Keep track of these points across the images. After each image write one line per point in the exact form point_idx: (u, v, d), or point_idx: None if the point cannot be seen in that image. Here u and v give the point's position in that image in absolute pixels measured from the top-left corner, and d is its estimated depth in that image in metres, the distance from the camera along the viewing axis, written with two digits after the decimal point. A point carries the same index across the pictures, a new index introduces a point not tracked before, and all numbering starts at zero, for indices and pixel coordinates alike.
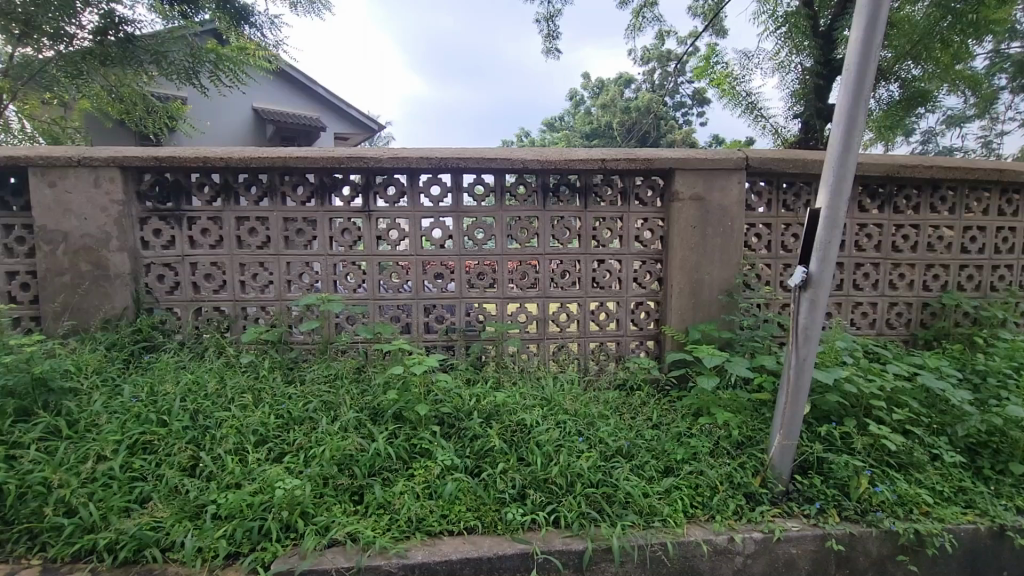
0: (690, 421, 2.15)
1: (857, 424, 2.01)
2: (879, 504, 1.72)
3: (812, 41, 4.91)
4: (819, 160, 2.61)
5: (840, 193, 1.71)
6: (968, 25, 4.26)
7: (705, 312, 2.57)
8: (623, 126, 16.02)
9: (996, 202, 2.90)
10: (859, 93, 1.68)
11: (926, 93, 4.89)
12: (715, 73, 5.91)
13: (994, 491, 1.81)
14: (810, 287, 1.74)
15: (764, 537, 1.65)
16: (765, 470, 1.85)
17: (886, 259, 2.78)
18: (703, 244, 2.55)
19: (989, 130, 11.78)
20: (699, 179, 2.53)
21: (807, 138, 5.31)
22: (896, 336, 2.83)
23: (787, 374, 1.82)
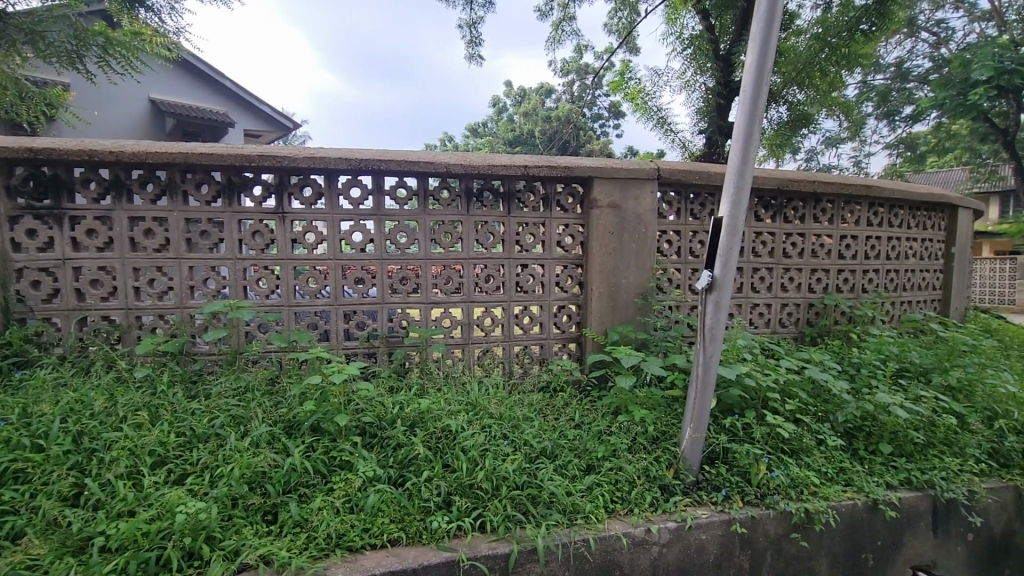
0: (609, 420, 2.24)
1: (755, 415, 2.19)
2: (776, 487, 1.89)
3: (714, 63, 5.37)
4: (721, 173, 2.84)
5: (739, 203, 1.87)
6: (841, 56, 4.88)
7: (622, 314, 2.69)
8: (545, 134, 16.45)
9: (865, 214, 3.31)
10: (754, 112, 1.84)
11: (808, 116, 5.47)
12: (629, 88, 6.23)
13: (867, 469, 2.05)
14: (714, 290, 1.89)
15: (677, 526, 1.75)
16: (677, 462, 1.97)
17: (778, 264, 3.07)
18: (619, 250, 2.67)
19: (859, 152, 13.46)
20: (615, 188, 2.66)
21: (711, 152, 5.78)
22: (787, 333, 3.12)
23: (695, 371, 1.96)
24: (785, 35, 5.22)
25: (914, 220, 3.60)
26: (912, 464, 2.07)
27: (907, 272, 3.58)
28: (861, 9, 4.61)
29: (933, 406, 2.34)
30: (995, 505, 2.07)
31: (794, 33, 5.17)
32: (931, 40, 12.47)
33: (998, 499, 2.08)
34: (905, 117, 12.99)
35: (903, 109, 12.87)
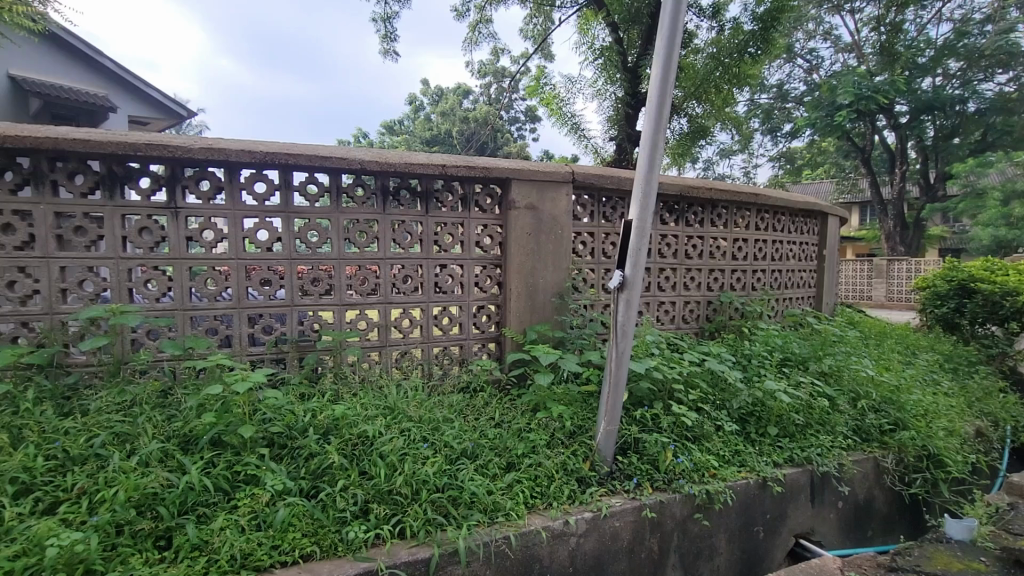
0: (529, 417, 2.28)
1: (662, 406, 2.34)
2: (681, 472, 2.03)
3: (623, 74, 5.67)
4: (630, 178, 3.00)
5: (647, 207, 1.99)
6: (733, 75, 5.36)
7: (540, 313, 2.76)
8: (463, 135, 16.42)
9: (753, 220, 3.65)
10: (659, 122, 1.97)
11: (705, 128, 5.92)
12: (545, 93, 6.40)
13: (758, 450, 2.27)
14: (625, 289, 1.99)
15: (594, 515, 1.83)
16: (593, 455, 2.05)
17: (681, 264, 3.30)
18: (537, 251, 2.74)
19: (749, 164, 14.83)
20: (532, 189, 2.71)
21: (620, 158, 6.10)
22: (689, 329, 3.36)
23: (608, 367, 2.05)
24: (685, 52, 5.61)
25: (794, 225, 4.04)
26: (795, 444, 2.32)
27: (788, 272, 4.00)
28: (748, 34, 5.15)
29: (810, 390, 2.65)
30: (859, 475, 2.37)
31: (693, 51, 5.58)
32: (805, 66, 14.04)
33: (861, 469, 2.38)
34: (785, 133, 14.51)
35: (784, 126, 14.36)
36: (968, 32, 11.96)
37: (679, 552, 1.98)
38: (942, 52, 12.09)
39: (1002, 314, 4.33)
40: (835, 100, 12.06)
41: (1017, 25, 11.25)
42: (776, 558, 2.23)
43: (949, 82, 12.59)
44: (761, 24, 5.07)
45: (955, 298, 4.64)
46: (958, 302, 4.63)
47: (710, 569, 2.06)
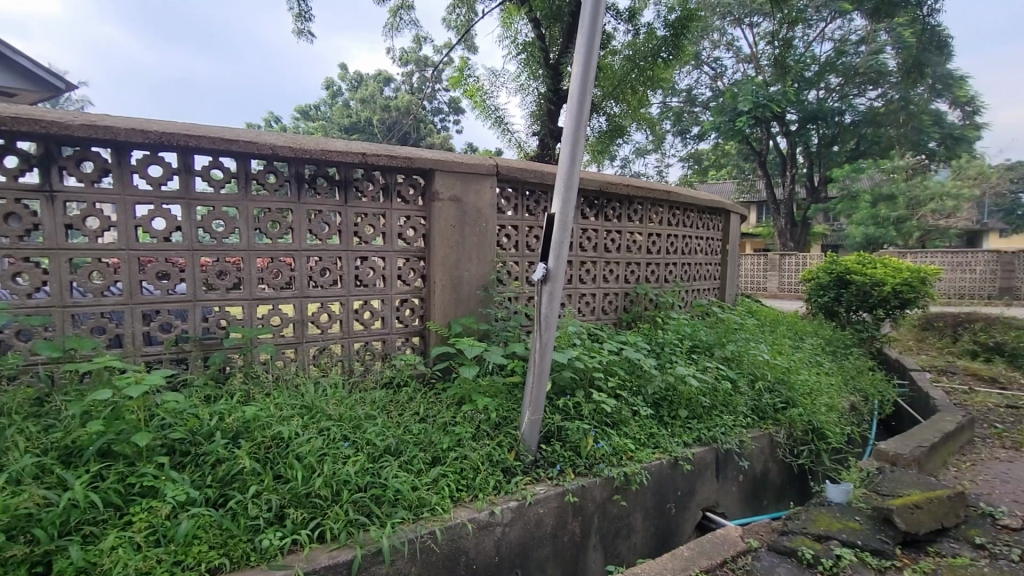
0: (454, 410, 2.27)
1: (583, 394, 2.43)
2: (601, 456, 2.12)
3: (545, 71, 5.76)
4: (552, 173, 3.06)
5: (569, 201, 2.04)
6: (647, 77, 5.63)
7: (465, 306, 2.75)
8: (384, 124, 15.91)
9: (666, 216, 3.87)
10: (580, 119, 2.02)
11: (622, 128, 6.16)
12: (468, 85, 6.34)
13: (671, 432, 2.42)
14: (548, 281, 2.04)
15: (518, 504, 1.86)
16: (518, 445, 2.09)
17: (601, 257, 3.43)
18: (461, 244, 2.72)
19: (661, 163, 15.68)
20: (456, 181, 2.69)
21: (543, 153, 6.21)
22: (608, 320, 3.51)
23: (532, 358, 2.09)
24: (603, 52, 5.79)
25: (702, 221, 4.33)
26: (702, 424, 2.50)
27: (696, 265, 4.29)
28: (661, 40, 5.43)
29: (716, 374, 2.86)
30: (757, 450, 2.60)
31: (611, 52, 5.78)
32: (711, 73, 15.06)
33: (759, 445, 2.62)
34: (693, 136, 15.49)
35: (693, 129, 15.34)
36: (845, 51, 13.41)
37: (599, 533, 2.07)
38: (825, 67, 13.47)
39: (871, 302, 4.92)
40: (736, 106, 13.05)
41: (884, 48, 12.74)
42: (687, 532, 2.39)
43: (830, 95, 14.07)
44: (673, 30, 5.34)
45: (834, 289, 5.20)
46: (836, 292, 5.19)
47: (628, 547, 2.17)
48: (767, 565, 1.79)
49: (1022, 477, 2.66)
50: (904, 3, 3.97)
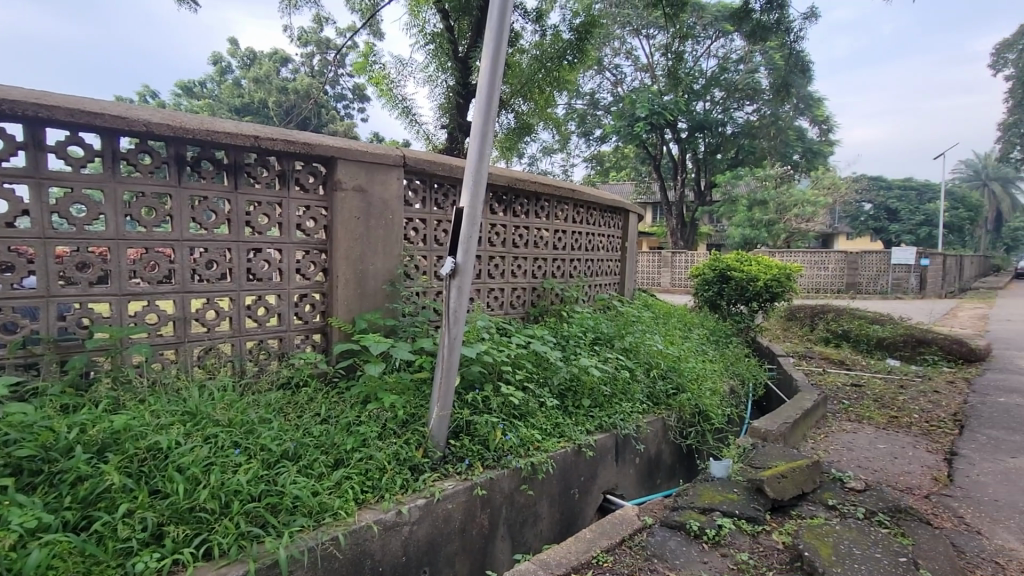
0: (359, 409, 2.18)
1: (492, 387, 2.45)
2: (508, 448, 2.15)
3: (453, 63, 5.71)
4: (461, 166, 3.04)
5: (477, 195, 2.04)
6: (553, 78, 5.80)
7: (371, 301, 2.65)
8: (280, 107, 14.85)
9: (570, 213, 4.02)
10: (488, 114, 2.02)
11: (530, 126, 6.29)
12: (373, 72, 6.10)
13: (574, 421, 2.52)
14: (457, 276, 2.02)
15: (426, 501, 1.84)
16: (425, 442, 2.06)
17: (509, 252, 3.47)
18: (366, 236, 2.62)
19: (566, 162, 16.27)
20: (360, 171, 2.58)
21: (452, 147, 6.17)
22: (516, 314, 3.57)
23: (441, 353, 2.07)
24: (511, 50, 5.86)
25: (603, 219, 4.55)
26: (604, 412, 2.63)
27: (598, 261, 4.50)
28: (566, 43, 5.60)
29: (616, 364, 3.03)
30: (652, 434, 2.79)
31: (519, 51, 5.88)
32: (612, 79, 15.86)
33: (653, 429, 2.81)
34: (596, 137, 16.22)
35: (595, 131, 16.06)
36: (727, 68, 14.80)
37: (507, 524, 2.11)
38: (710, 82, 14.79)
39: (747, 296, 5.48)
40: (634, 112, 13.89)
41: (759, 68, 14.22)
42: (589, 516, 2.50)
43: (715, 107, 15.45)
44: (577, 35, 5.52)
45: (717, 284, 5.71)
46: (719, 287, 5.70)
47: (535, 534, 2.23)
48: (660, 540, 1.93)
49: (862, 444, 3.12)
50: (775, 28, 4.45)
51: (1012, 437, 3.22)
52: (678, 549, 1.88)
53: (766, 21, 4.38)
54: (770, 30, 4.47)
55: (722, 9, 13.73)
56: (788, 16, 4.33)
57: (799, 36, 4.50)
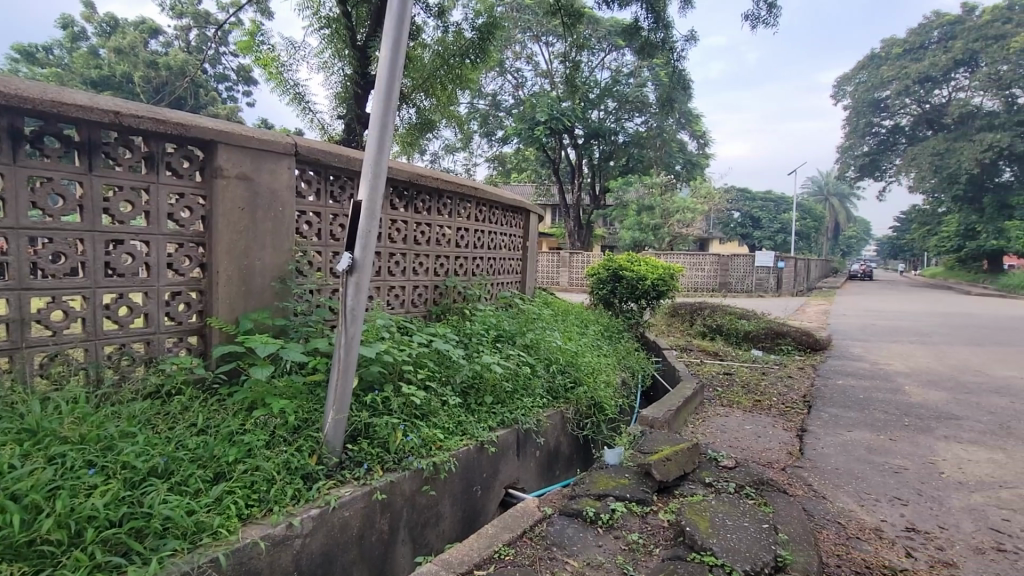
0: (243, 417, 2.00)
1: (392, 388, 2.38)
2: (410, 449, 2.10)
3: (352, 51, 5.46)
4: (359, 159, 2.91)
5: (377, 189, 1.96)
6: (455, 76, 5.76)
7: (258, 300, 2.44)
8: (148, 83, 13.22)
9: (473, 211, 4.03)
10: (388, 106, 1.95)
11: (432, 122, 6.21)
12: (260, 52, 5.62)
13: (477, 418, 2.52)
14: (355, 272, 1.93)
15: (320, 511, 1.73)
16: (320, 448, 1.95)
17: (410, 249, 3.39)
18: (252, 229, 2.41)
19: (468, 161, 16.32)
20: (245, 158, 2.37)
21: (349, 138, 5.90)
22: (418, 312, 3.49)
23: (337, 354, 1.96)
24: (413, 43, 5.73)
25: (505, 219, 4.62)
26: (506, 408, 2.67)
27: (500, 260, 4.56)
28: (468, 41, 5.59)
29: (517, 361, 3.09)
30: (552, 427, 2.89)
31: (420, 45, 5.79)
32: (513, 82, 16.17)
33: (553, 422, 2.90)
34: (498, 138, 16.45)
35: (497, 132, 16.28)
36: (619, 81, 15.73)
37: (407, 527, 2.05)
38: (604, 92, 15.59)
39: (637, 294, 5.87)
40: (535, 116, 14.30)
41: (646, 83, 15.30)
42: (491, 511, 2.52)
43: (608, 117, 16.35)
44: (479, 34, 5.52)
45: (611, 283, 6.04)
46: (612, 285, 6.03)
47: (437, 535, 2.20)
48: (559, 528, 2.01)
49: (733, 426, 3.48)
50: (661, 47, 4.78)
51: (848, 414, 3.80)
52: (575, 535, 1.96)
53: (653, 39, 4.69)
54: (656, 48, 4.79)
55: (614, 24, 14.56)
56: (672, 36, 4.66)
57: (681, 56, 4.88)
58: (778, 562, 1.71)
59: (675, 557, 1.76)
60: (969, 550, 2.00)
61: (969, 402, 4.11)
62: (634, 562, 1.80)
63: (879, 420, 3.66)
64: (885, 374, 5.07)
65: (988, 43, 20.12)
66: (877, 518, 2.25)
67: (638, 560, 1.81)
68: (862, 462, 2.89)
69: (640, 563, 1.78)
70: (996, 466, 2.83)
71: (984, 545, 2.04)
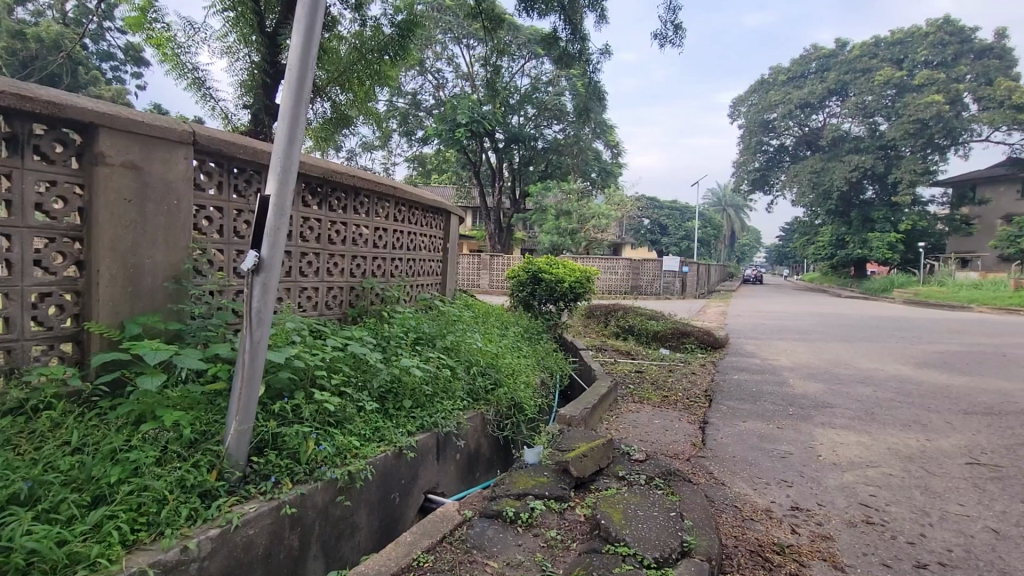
0: (128, 432, 1.80)
1: (303, 395, 2.25)
2: (322, 459, 1.99)
3: (260, 37, 5.12)
4: (267, 151, 2.73)
5: (287, 183, 1.84)
6: (374, 72, 5.59)
7: (148, 302, 2.20)
8: (10, 53, 11.56)
9: (392, 211, 3.93)
10: (300, 95, 1.84)
11: (348, 117, 6.00)
12: (153, 31, 5.08)
13: (395, 423, 2.45)
14: (262, 271, 1.81)
15: (220, 532, 1.58)
16: (221, 462, 1.79)
17: (324, 249, 3.24)
18: (140, 224, 2.18)
19: (385, 160, 15.92)
20: (133, 144, 2.14)
21: (255, 130, 5.53)
22: (332, 315, 3.34)
23: (241, 360, 1.82)
24: (328, 35, 5.51)
25: (425, 219, 4.54)
26: (425, 412, 2.62)
27: (420, 261, 4.48)
28: (387, 38, 5.44)
29: (437, 364, 3.05)
30: (472, 429, 2.87)
31: (336, 37, 5.57)
32: (434, 83, 16.03)
33: (473, 425, 2.89)
34: (418, 138, 16.20)
35: (417, 131, 16.04)
36: (538, 88, 16.08)
37: (320, 542, 1.93)
38: (524, 98, 15.86)
39: (555, 296, 6.04)
40: (455, 118, 14.26)
41: (564, 91, 15.80)
42: (410, 519, 2.44)
43: (527, 122, 16.66)
44: (398, 31, 5.39)
45: (530, 285, 6.13)
46: (531, 287, 6.13)
47: (352, 547, 2.09)
48: (480, 531, 2.00)
49: (644, 421, 3.68)
50: (578, 57, 4.93)
51: (743, 405, 4.16)
52: (496, 537, 1.97)
53: (571, 49, 4.82)
54: (573, 59, 4.95)
55: (533, 32, 14.88)
56: (588, 49, 4.83)
57: (596, 68, 5.08)
58: (684, 548, 1.82)
59: (592, 550, 1.82)
60: (843, 524, 2.26)
61: (841, 392, 4.65)
62: (552, 558, 1.83)
63: (769, 410, 4.05)
64: (774, 369, 5.60)
65: (855, 77, 22.97)
66: (768, 499, 2.48)
67: (556, 556, 1.84)
68: (754, 449, 3.17)
69: (558, 559, 1.82)
70: (862, 448, 3.23)
71: (855, 518, 2.31)
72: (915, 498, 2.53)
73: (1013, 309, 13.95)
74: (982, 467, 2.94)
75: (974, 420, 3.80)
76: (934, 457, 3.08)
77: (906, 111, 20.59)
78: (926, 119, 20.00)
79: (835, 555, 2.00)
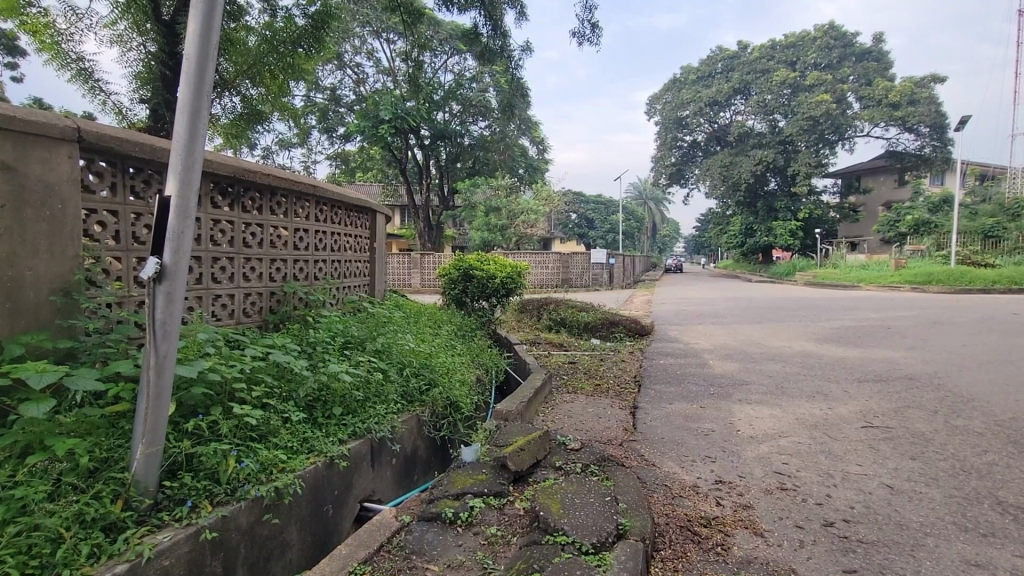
0: (13, 465, 1.60)
1: (221, 410, 2.09)
2: (245, 477, 1.87)
3: (155, 26, 4.63)
4: (167, 149, 2.51)
5: (190, 181, 1.70)
6: (287, 65, 5.27)
7: (30, 319, 1.95)
8: None
9: (313, 210, 3.75)
10: (201, 85, 1.69)
11: (260, 113, 5.69)
12: (28, 17, 4.48)
13: (325, 433, 2.34)
14: (164, 279, 1.65)
15: (131, 565, 1.44)
16: (126, 491, 1.63)
17: (238, 253, 3.03)
18: (17, 232, 1.93)
19: (307, 156, 15.30)
20: (4, 141, 1.89)
21: (156, 126, 5.10)
22: (251, 322, 3.13)
23: (146, 378, 1.65)
24: (233, 25, 5.11)
25: (349, 219, 4.38)
26: (357, 419, 2.52)
27: (346, 262, 4.32)
28: (300, 30, 5.13)
29: (366, 367, 2.95)
30: (408, 432, 2.81)
31: (243, 28, 5.17)
32: (354, 76, 15.53)
33: (408, 427, 2.83)
34: (339, 135, 15.68)
35: (338, 127, 15.52)
36: (462, 85, 15.76)
37: (246, 565, 1.80)
38: (448, 95, 15.63)
39: (487, 292, 6.01)
40: (377, 114, 13.98)
41: (488, 88, 15.81)
42: (346, 529, 2.35)
43: (452, 119, 16.55)
44: (312, 22, 5.09)
45: (462, 282, 6.07)
46: (463, 285, 6.08)
47: (283, 565, 1.97)
48: (418, 535, 1.97)
49: (578, 411, 3.77)
50: (500, 53, 4.91)
51: (669, 388, 4.38)
52: (435, 539, 1.94)
53: (493, 45, 4.80)
54: (495, 54, 4.94)
55: (455, 28, 14.71)
56: (509, 45, 4.84)
57: (518, 65, 5.11)
58: (619, 531, 1.88)
59: (532, 543, 1.83)
60: (761, 492, 2.43)
61: (755, 369, 5.01)
62: (493, 555, 1.84)
63: (692, 391, 4.29)
64: (696, 352, 5.94)
65: (757, 78, 24.76)
66: (694, 476, 2.63)
67: (497, 552, 1.85)
68: (681, 429, 3.36)
69: (499, 555, 1.83)
70: (775, 420, 3.50)
71: (771, 486, 2.50)
72: (821, 462, 2.78)
73: (894, 286, 15.74)
74: (875, 429, 3.28)
75: (867, 387, 4.24)
76: (836, 424, 3.40)
77: (801, 109, 22.47)
78: (818, 117, 21.96)
79: (755, 522, 2.15)
